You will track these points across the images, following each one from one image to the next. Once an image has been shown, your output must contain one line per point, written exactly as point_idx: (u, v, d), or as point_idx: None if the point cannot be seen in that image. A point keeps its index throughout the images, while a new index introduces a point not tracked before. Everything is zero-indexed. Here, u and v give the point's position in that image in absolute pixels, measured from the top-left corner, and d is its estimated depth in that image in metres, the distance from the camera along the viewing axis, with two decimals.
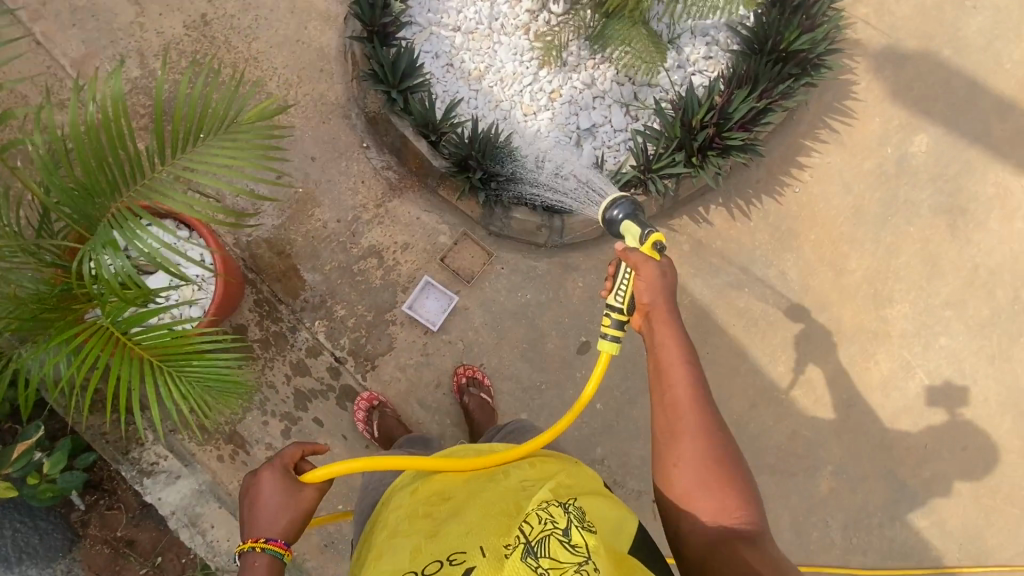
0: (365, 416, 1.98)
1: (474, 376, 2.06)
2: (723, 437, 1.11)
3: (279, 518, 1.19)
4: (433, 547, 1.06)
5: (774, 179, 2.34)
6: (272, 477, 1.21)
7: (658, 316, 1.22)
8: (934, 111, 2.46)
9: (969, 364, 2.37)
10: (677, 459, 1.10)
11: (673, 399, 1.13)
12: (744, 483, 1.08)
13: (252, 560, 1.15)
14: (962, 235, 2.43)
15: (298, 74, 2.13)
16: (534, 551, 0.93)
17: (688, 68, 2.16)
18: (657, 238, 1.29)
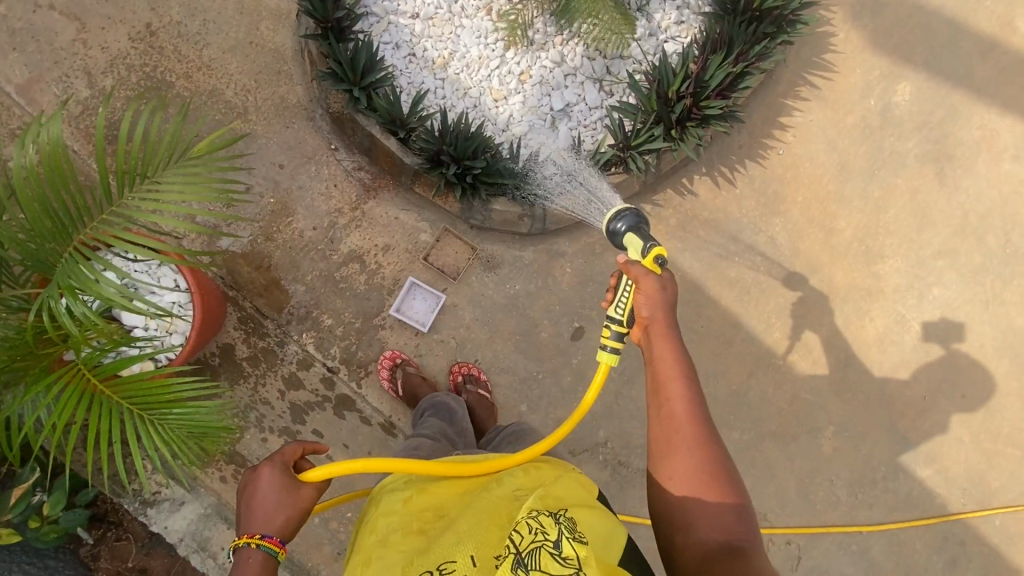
0: (389, 375, 2.00)
1: (470, 372, 2.05)
2: (717, 453, 1.14)
3: (276, 516, 1.17)
4: (422, 559, 1.03)
5: (757, 143, 2.28)
6: (272, 473, 1.19)
7: (655, 330, 1.25)
8: (915, 56, 2.39)
9: (963, 312, 2.37)
10: (672, 471, 1.13)
11: (669, 412, 1.17)
12: (738, 498, 1.10)
13: (246, 555, 1.13)
14: (950, 183, 2.39)
15: (255, 79, 2.03)
16: (523, 563, 0.84)
17: (659, 36, 2.07)
18: (659, 252, 1.30)
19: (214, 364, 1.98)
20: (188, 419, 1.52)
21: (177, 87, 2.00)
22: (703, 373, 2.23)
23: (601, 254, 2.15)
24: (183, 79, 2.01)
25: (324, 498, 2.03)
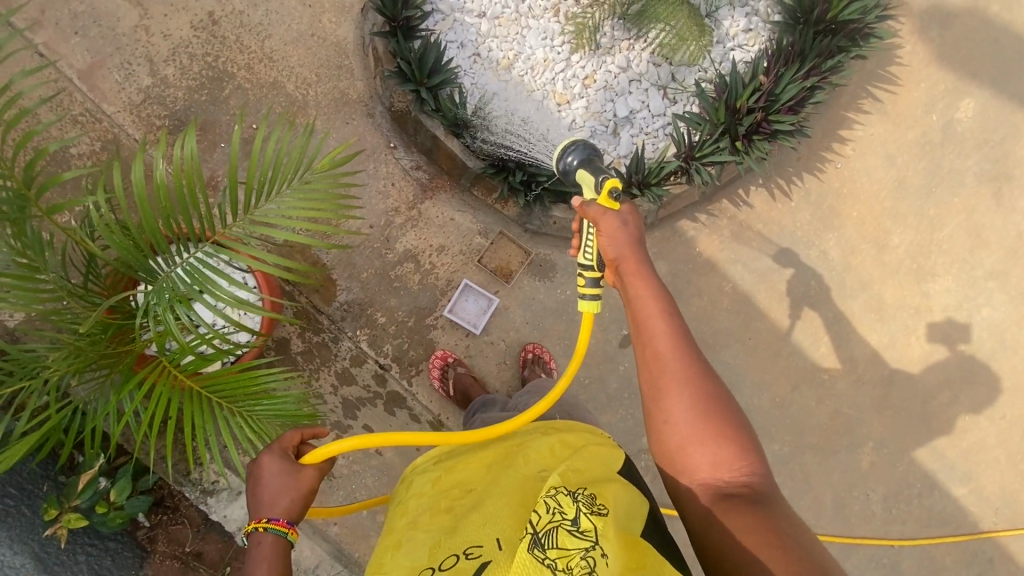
0: (440, 373, 2.01)
1: (541, 355, 2.03)
2: (716, 386, 1.04)
3: (280, 499, 1.13)
4: (448, 540, 1.01)
5: (816, 156, 2.25)
6: (271, 460, 1.16)
7: (626, 265, 1.14)
8: (981, 72, 2.34)
9: (1009, 334, 2.36)
10: (668, 415, 1.03)
11: (655, 351, 1.06)
12: (742, 432, 1.02)
13: (258, 540, 1.10)
14: (1007, 203, 2.36)
15: (317, 72, 2.01)
16: (540, 542, 0.84)
17: (727, 43, 2.04)
18: (612, 183, 1.18)
19: (270, 358, 1.98)
20: (278, 414, 1.48)
21: (238, 78, 1.98)
22: (748, 385, 2.23)
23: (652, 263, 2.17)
24: (245, 70, 1.99)
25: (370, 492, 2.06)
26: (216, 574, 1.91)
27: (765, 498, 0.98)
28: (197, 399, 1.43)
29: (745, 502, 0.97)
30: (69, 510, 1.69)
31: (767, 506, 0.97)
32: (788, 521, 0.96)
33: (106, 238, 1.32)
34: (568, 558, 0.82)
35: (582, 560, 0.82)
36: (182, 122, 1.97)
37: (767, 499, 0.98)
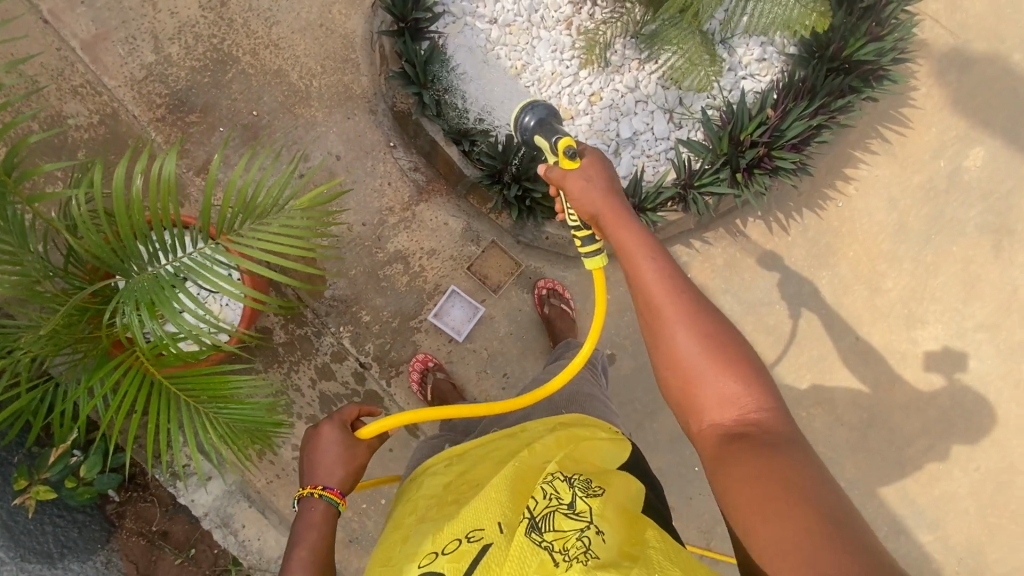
0: (419, 377, 2.01)
1: (555, 288, 2.09)
2: (714, 324, 1.06)
3: (336, 469, 1.20)
4: (449, 526, 0.96)
5: (818, 192, 2.23)
6: (331, 429, 1.24)
7: (610, 216, 1.19)
8: (995, 121, 2.31)
9: (992, 387, 2.35)
10: (667, 358, 1.06)
11: (645, 296, 1.09)
12: (745, 367, 1.02)
13: (309, 506, 1.17)
14: (1006, 256, 2.34)
15: (323, 63, 1.99)
16: (538, 525, 0.88)
17: (738, 71, 2.03)
18: (567, 143, 1.27)
19: (252, 349, 1.99)
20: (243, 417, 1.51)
21: (242, 63, 1.96)
22: None
23: None
24: (250, 55, 1.96)
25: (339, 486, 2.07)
26: (181, 554, 1.94)
27: (775, 435, 0.96)
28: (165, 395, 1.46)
29: (751, 439, 0.95)
30: (38, 482, 1.70)
31: (776, 441, 0.95)
32: (800, 453, 0.93)
33: (86, 230, 1.33)
34: (564, 539, 0.85)
35: (577, 540, 0.86)
36: (182, 102, 1.95)
37: (777, 435, 0.96)
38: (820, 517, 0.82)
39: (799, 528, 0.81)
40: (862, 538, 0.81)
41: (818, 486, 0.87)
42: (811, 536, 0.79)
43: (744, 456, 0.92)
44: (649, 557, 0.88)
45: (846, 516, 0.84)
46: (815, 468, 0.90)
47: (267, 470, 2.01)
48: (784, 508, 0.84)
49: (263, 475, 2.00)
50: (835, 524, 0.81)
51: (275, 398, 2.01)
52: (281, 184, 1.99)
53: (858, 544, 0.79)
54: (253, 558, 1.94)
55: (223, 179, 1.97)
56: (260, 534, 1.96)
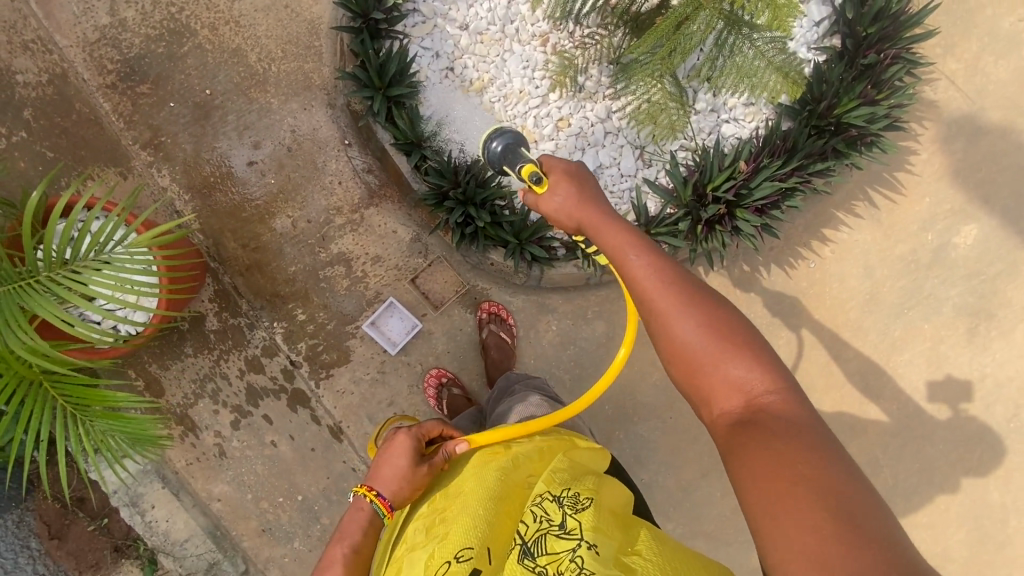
0: (434, 393, 1.98)
1: (497, 313, 2.02)
2: (715, 308, 0.96)
3: (393, 480, 1.09)
4: (441, 548, 0.91)
5: (790, 249, 2.12)
6: (409, 440, 1.12)
7: (588, 213, 1.07)
8: (994, 199, 2.17)
9: (941, 473, 2.21)
10: (668, 352, 0.97)
11: (641, 291, 0.99)
12: (751, 350, 0.92)
13: (359, 505, 1.10)
14: (980, 341, 2.20)
15: (283, 48, 1.94)
16: (530, 551, 0.83)
17: (721, 114, 1.87)
18: (528, 168, 1.12)
19: (183, 328, 1.97)
20: (125, 427, 1.62)
21: (200, 37, 1.91)
22: (656, 461, 2.14)
23: (590, 321, 2.08)
24: (209, 30, 1.92)
25: (249, 475, 2.01)
26: (93, 522, 1.95)
27: (788, 422, 0.85)
28: (46, 396, 1.53)
29: (760, 433, 0.85)
30: None
31: (789, 431, 0.84)
32: (819, 442, 0.82)
33: None
34: (558, 561, 0.79)
35: (571, 562, 0.78)
36: (134, 71, 1.90)
37: (791, 425, 0.85)
38: (837, 525, 0.73)
39: (815, 541, 0.72)
40: (890, 541, 0.72)
41: (836, 485, 0.77)
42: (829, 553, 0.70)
43: (752, 457, 0.83)
44: (643, 568, 0.79)
45: (863, 514, 0.74)
46: (833, 461, 0.80)
47: (189, 452, 2.00)
48: (795, 516, 0.75)
49: (183, 456, 1.99)
50: (855, 531, 0.72)
51: (201, 383, 1.99)
52: (231, 169, 1.95)
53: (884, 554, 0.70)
54: (158, 539, 1.96)
55: (172, 156, 1.93)
56: (169, 516, 1.98)
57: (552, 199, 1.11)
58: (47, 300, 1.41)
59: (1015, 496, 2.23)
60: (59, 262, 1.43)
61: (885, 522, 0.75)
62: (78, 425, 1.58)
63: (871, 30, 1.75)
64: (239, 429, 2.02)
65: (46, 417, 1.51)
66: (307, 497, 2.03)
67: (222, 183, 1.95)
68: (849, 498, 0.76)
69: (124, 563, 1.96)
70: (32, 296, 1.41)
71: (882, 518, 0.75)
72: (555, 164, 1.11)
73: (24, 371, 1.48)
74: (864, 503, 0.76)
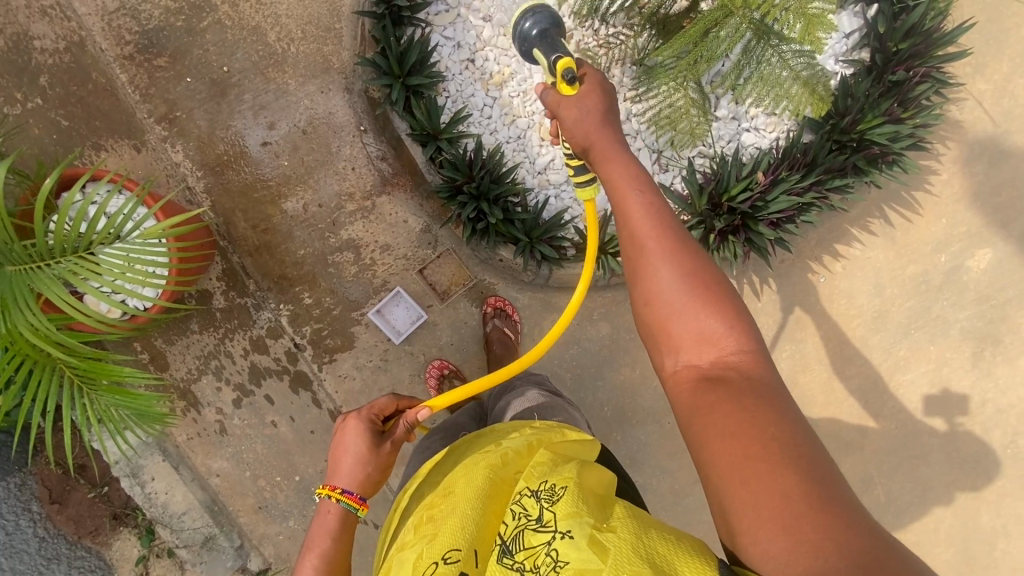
0: (435, 384, 1.99)
1: (502, 309, 2.01)
2: (698, 257, 0.93)
3: (356, 470, 1.10)
4: (428, 550, 0.90)
5: (801, 262, 2.10)
6: (358, 426, 1.13)
7: (601, 141, 1.03)
8: (1011, 224, 2.15)
9: (933, 492, 2.21)
10: (646, 296, 0.93)
11: (631, 231, 0.95)
12: (732, 308, 0.90)
13: (327, 507, 1.09)
14: (984, 366, 2.19)
15: (303, 28, 1.92)
16: (509, 549, 0.84)
17: (743, 122, 1.84)
18: (565, 61, 1.04)
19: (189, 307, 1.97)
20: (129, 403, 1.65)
21: (219, 12, 1.90)
22: (651, 464, 2.15)
23: (595, 321, 2.09)
24: (228, 6, 1.90)
25: (248, 453, 2.04)
26: (92, 489, 1.98)
27: (756, 381, 0.85)
28: (53, 368, 1.54)
29: (728, 389, 0.84)
30: None
31: (755, 390, 0.83)
32: (785, 407, 0.82)
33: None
34: (535, 557, 0.80)
35: (546, 555, 0.78)
36: (152, 43, 1.90)
37: (758, 384, 0.84)
38: (801, 485, 0.73)
39: (780, 501, 0.72)
40: (848, 503, 0.73)
41: (802, 448, 0.77)
42: (795, 516, 0.70)
43: (720, 411, 0.81)
44: (615, 545, 0.76)
45: (830, 481, 0.74)
46: (797, 424, 0.80)
47: (190, 427, 2.02)
48: (764, 479, 0.74)
49: (184, 431, 2.02)
50: (818, 492, 0.72)
51: (205, 360, 2.01)
52: (245, 148, 1.94)
53: (844, 513, 0.70)
54: (156, 511, 1.99)
55: (186, 132, 1.92)
56: (168, 489, 2.00)
57: (578, 112, 1.04)
58: (58, 284, 1.42)
59: (1006, 520, 2.24)
60: (69, 244, 1.42)
61: (842, 483, 0.76)
62: (86, 399, 1.62)
63: (901, 46, 1.72)
64: (241, 408, 2.04)
65: (54, 390, 1.53)
66: (304, 478, 2.05)
67: (234, 162, 1.95)
68: (812, 459, 0.76)
69: (122, 531, 2.00)
70: (43, 275, 1.42)
71: (839, 480, 0.76)
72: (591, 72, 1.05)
73: (26, 349, 1.48)
74: (824, 466, 0.76)
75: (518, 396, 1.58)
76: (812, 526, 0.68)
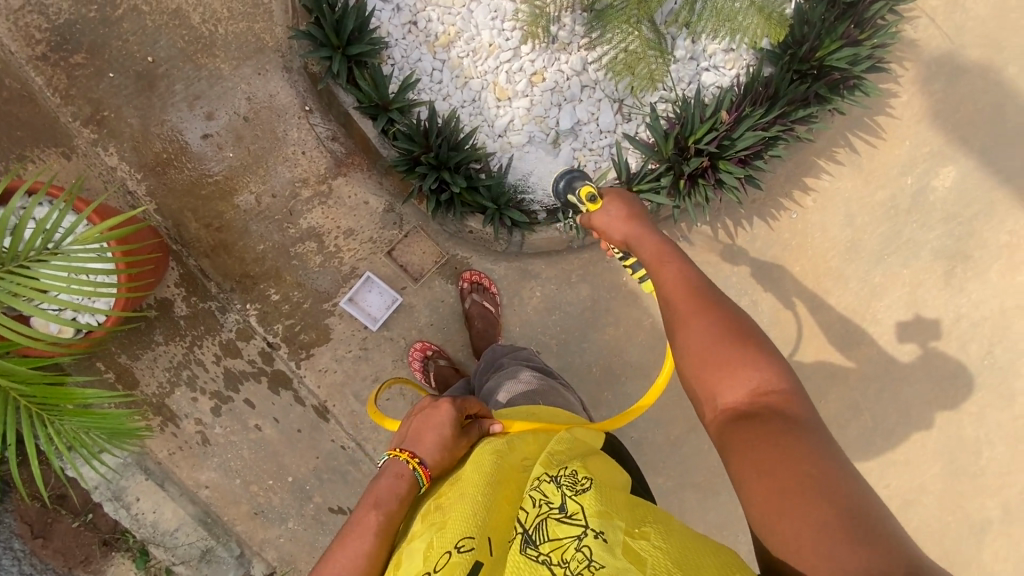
0: (421, 367, 1.94)
1: (479, 283, 1.96)
2: (726, 309, 1.04)
3: (437, 448, 1.07)
4: (438, 538, 0.86)
5: (772, 201, 2.09)
6: (451, 410, 1.11)
7: (637, 239, 1.24)
8: (971, 140, 2.16)
9: (917, 411, 2.27)
10: (682, 352, 1.04)
11: (667, 300, 1.09)
12: (764, 353, 0.98)
13: (398, 471, 1.05)
14: (956, 283, 2.23)
15: (228, 6, 1.79)
16: (532, 539, 0.78)
17: (701, 62, 1.79)
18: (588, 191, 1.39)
19: (150, 317, 1.88)
20: (95, 424, 1.57)
21: None
22: (644, 418, 2.16)
23: (575, 284, 2.04)
24: None
25: (235, 460, 1.97)
26: (76, 517, 1.90)
27: (790, 416, 0.91)
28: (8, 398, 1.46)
29: (762, 422, 0.90)
30: None
31: (788, 425, 0.89)
32: (819, 442, 0.86)
33: None
34: (562, 549, 0.75)
35: (576, 550, 0.75)
36: (65, 40, 1.75)
37: (792, 419, 0.90)
38: (837, 515, 0.76)
39: (818, 530, 0.75)
40: (885, 529, 0.76)
41: (835, 477, 0.81)
42: (832, 545, 0.73)
43: (756, 447, 0.87)
44: (651, 554, 0.76)
45: (865, 510, 0.77)
46: (829, 455, 0.84)
47: (170, 442, 1.94)
48: (798, 507, 0.78)
49: (164, 446, 1.94)
50: (850, 518, 0.76)
51: (176, 371, 1.92)
52: (185, 143, 1.82)
53: (883, 540, 0.73)
54: (145, 531, 1.92)
55: (117, 132, 1.79)
56: (156, 507, 1.93)
57: (606, 216, 1.31)
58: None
59: (988, 429, 2.31)
60: (10, 257, 1.32)
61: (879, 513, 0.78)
62: (49, 425, 1.54)
63: None
64: (220, 415, 1.96)
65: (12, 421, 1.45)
66: (297, 478, 2.00)
67: (175, 159, 1.82)
68: (845, 488, 0.80)
69: (114, 556, 1.92)
70: None
71: (873, 506, 0.79)
72: (610, 190, 1.34)
73: None
74: (857, 493, 0.80)
75: (509, 379, 1.53)
76: (849, 553, 0.72)
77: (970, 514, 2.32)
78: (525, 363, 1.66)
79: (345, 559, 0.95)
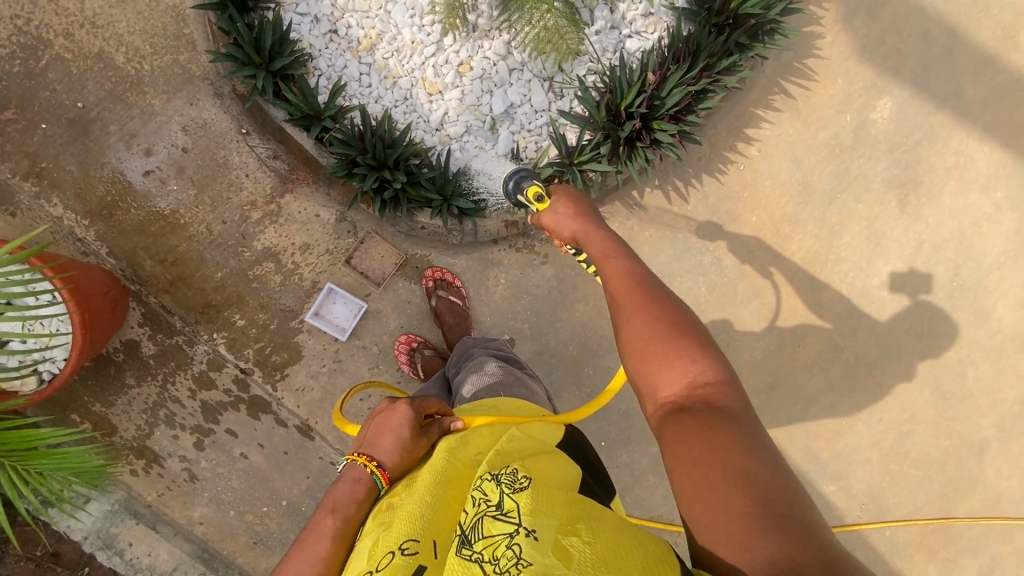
0: (407, 358, 1.93)
1: (442, 278, 1.97)
2: (666, 306, 1.04)
3: (395, 449, 1.05)
4: (384, 537, 0.87)
5: (717, 156, 2.12)
6: (409, 411, 1.09)
7: (586, 237, 1.25)
8: (902, 69, 2.20)
9: (896, 342, 2.29)
10: (624, 346, 1.04)
11: (613, 295, 1.10)
12: (703, 348, 0.98)
13: (357, 475, 1.03)
14: (912, 210, 2.26)
15: (151, 42, 1.80)
16: (468, 538, 0.78)
17: (622, 30, 1.82)
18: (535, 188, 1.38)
19: (118, 360, 1.88)
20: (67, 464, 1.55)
21: (57, 47, 1.77)
22: (628, 388, 2.17)
23: (538, 266, 2.05)
24: (64, 38, 1.77)
25: (225, 491, 1.95)
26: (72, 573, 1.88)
27: (724, 409, 0.90)
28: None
29: (694, 415, 0.90)
30: None
31: (719, 417, 0.89)
32: (748, 435, 0.86)
33: None
34: (494, 547, 0.75)
35: (507, 547, 0.74)
36: None
37: (726, 410, 0.90)
38: (757, 508, 0.76)
39: (739, 525, 0.75)
40: (804, 521, 0.75)
41: (760, 467, 0.81)
42: (750, 537, 0.73)
43: (687, 439, 0.87)
44: (581, 551, 0.74)
45: (785, 499, 0.78)
46: (758, 445, 0.85)
47: (156, 483, 1.93)
48: (720, 495, 0.78)
49: (152, 489, 1.92)
50: (770, 507, 0.76)
51: (153, 411, 1.91)
52: (127, 183, 1.83)
53: (799, 532, 0.73)
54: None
55: (57, 181, 1.79)
56: (151, 550, 1.91)
57: (555, 215, 1.32)
58: None
59: (968, 349, 2.33)
60: None
61: (801, 504, 0.78)
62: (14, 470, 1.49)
63: None
64: (204, 449, 1.95)
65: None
66: (291, 501, 1.98)
67: (120, 200, 1.83)
68: (768, 479, 0.79)
69: None
70: None
71: (796, 497, 0.79)
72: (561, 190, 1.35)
73: None
74: (781, 485, 0.79)
75: (475, 372, 1.52)
76: (764, 547, 0.72)
77: (966, 436, 2.34)
78: (494, 354, 1.66)
79: (302, 562, 0.94)
